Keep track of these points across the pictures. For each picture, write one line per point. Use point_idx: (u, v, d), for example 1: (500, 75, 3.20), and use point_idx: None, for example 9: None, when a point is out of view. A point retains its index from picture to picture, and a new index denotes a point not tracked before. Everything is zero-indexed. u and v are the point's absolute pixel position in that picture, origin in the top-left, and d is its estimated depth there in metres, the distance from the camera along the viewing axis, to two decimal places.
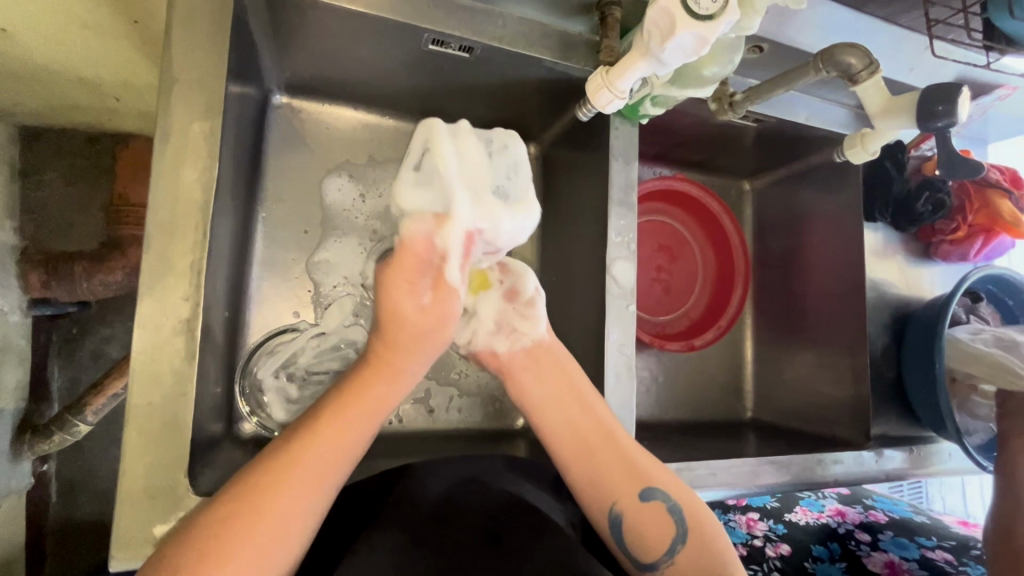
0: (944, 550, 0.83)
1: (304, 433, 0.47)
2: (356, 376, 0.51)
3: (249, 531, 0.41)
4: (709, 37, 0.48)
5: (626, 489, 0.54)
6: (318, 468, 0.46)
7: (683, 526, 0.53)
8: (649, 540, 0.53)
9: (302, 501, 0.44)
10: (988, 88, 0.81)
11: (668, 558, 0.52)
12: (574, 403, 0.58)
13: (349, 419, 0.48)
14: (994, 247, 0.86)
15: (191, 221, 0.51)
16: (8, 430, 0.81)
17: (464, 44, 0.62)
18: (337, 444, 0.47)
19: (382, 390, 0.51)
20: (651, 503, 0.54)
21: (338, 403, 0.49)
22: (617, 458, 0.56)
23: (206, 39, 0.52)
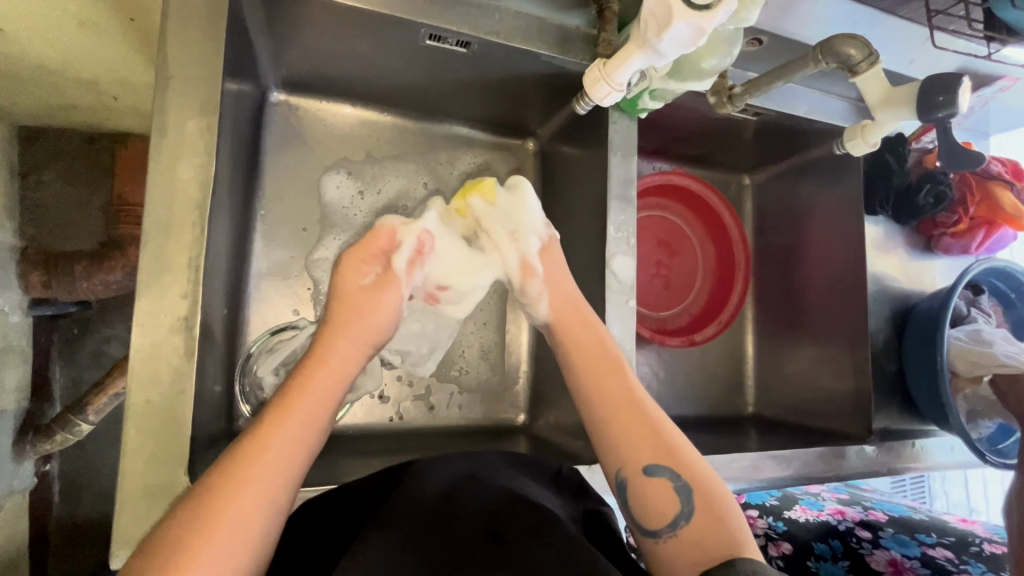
0: (945, 547, 0.82)
1: (273, 413, 0.45)
2: (317, 355, 0.50)
3: (224, 508, 0.40)
4: (705, 28, 0.48)
5: (631, 459, 0.52)
6: (290, 443, 0.44)
7: (689, 506, 0.50)
8: (653, 513, 0.50)
9: (258, 500, 0.42)
10: (990, 80, 0.81)
11: (671, 531, 0.50)
12: (597, 369, 0.56)
13: (313, 394, 0.47)
14: (995, 239, 0.86)
15: (188, 218, 0.51)
16: (9, 431, 0.81)
17: (461, 39, 0.61)
18: (307, 417, 0.46)
19: (340, 367, 0.50)
20: (657, 479, 0.51)
21: (301, 380, 0.48)
22: (634, 427, 0.53)
23: (202, 36, 0.52)
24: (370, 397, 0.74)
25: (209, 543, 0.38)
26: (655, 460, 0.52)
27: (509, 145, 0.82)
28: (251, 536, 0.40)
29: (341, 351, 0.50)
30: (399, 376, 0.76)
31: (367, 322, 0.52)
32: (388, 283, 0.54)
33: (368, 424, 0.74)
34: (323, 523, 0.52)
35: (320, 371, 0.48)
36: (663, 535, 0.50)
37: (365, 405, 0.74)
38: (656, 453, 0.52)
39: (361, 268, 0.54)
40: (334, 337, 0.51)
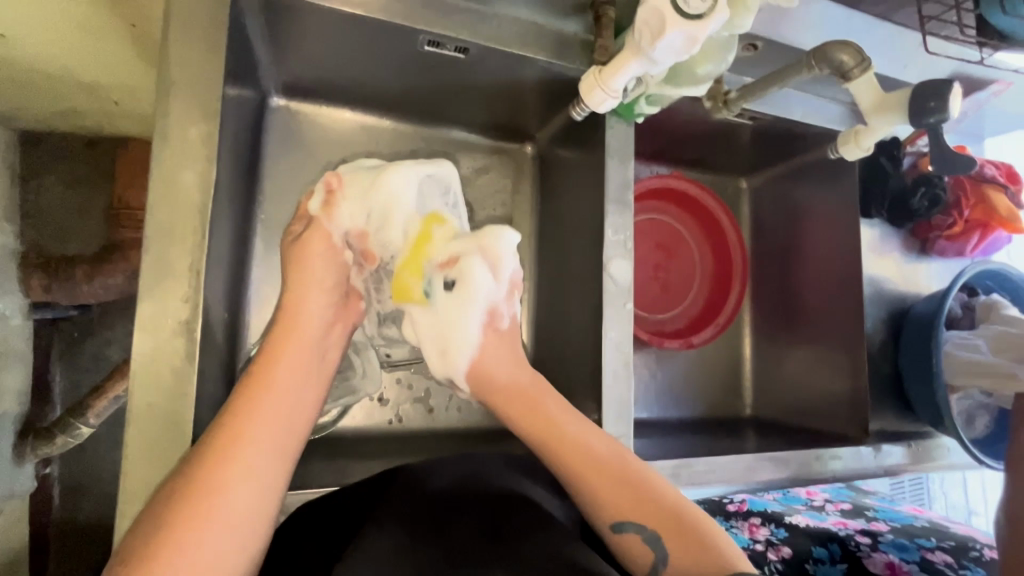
0: (944, 551, 0.83)
1: (243, 398, 0.49)
2: (280, 339, 0.54)
3: (207, 504, 0.42)
4: (699, 36, 0.49)
5: (602, 514, 0.53)
6: (261, 431, 0.47)
7: (662, 555, 0.51)
8: (630, 561, 0.52)
9: (242, 491, 0.44)
10: (984, 84, 0.81)
11: (651, 569, 0.51)
12: (541, 416, 0.57)
13: (280, 386, 0.50)
14: (990, 242, 0.86)
15: (189, 223, 0.51)
16: (10, 434, 0.81)
17: (459, 45, 0.62)
18: (276, 404, 0.49)
19: (302, 351, 0.54)
20: (626, 535, 0.52)
21: (266, 368, 0.51)
22: (609, 486, 0.53)
23: (203, 43, 0.52)
24: (369, 400, 0.74)
25: (193, 534, 0.41)
26: (619, 517, 0.52)
27: (507, 149, 0.83)
28: (235, 526, 0.43)
29: (303, 341, 0.54)
30: (399, 379, 0.76)
31: (312, 285, 0.57)
32: (315, 224, 0.59)
33: (368, 426, 0.74)
34: (325, 522, 0.52)
35: (286, 361, 0.52)
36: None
37: (364, 408, 0.74)
38: (625, 502, 0.52)
39: (293, 228, 0.61)
40: (292, 312, 0.56)
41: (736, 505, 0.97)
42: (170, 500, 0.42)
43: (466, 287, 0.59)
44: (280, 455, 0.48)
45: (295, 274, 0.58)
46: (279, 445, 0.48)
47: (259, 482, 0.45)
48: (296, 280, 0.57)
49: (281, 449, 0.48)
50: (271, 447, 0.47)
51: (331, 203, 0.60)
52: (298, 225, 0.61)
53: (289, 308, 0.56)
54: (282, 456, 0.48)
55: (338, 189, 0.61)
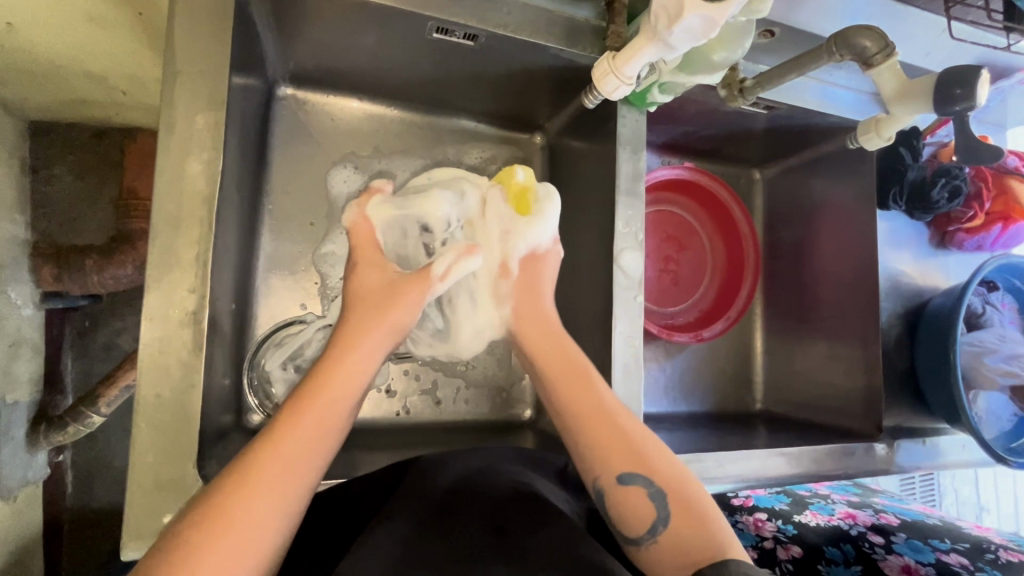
0: (959, 554, 0.80)
1: (280, 429, 0.44)
2: (326, 377, 0.47)
3: (229, 537, 0.38)
4: (718, 20, 0.47)
5: (608, 468, 0.51)
6: (292, 460, 0.43)
7: (666, 511, 0.48)
8: (631, 518, 0.49)
9: (271, 512, 0.40)
10: (1007, 72, 0.79)
11: (652, 537, 0.49)
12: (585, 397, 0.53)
13: (315, 415, 0.45)
14: (1012, 234, 0.84)
15: (196, 214, 0.51)
16: (23, 421, 0.83)
17: (468, 32, 0.61)
18: (312, 435, 0.44)
19: (347, 386, 0.47)
20: (631, 486, 0.50)
21: (299, 402, 0.46)
22: (609, 440, 0.51)
23: (210, 30, 0.52)
24: (378, 391, 0.75)
25: (209, 562, 0.37)
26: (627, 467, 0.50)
27: (517, 139, 0.82)
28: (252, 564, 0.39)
29: (383, 340, 0.51)
30: (406, 370, 0.76)
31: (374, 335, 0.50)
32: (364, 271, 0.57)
33: (376, 417, 0.74)
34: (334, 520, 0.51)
35: (334, 391, 0.47)
36: (643, 539, 0.49)
37: (372, 399, 0.75)
38: (630, 461, 0.50)
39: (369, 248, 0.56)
40: (343, 350, 0.49)
41: (742, 500, 0.97)
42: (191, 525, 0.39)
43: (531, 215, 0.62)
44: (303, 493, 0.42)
45: (363, 305, 0.52)
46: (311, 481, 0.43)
47: (280, 522, 0.40)
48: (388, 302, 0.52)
49: (304, 485, 0.43)
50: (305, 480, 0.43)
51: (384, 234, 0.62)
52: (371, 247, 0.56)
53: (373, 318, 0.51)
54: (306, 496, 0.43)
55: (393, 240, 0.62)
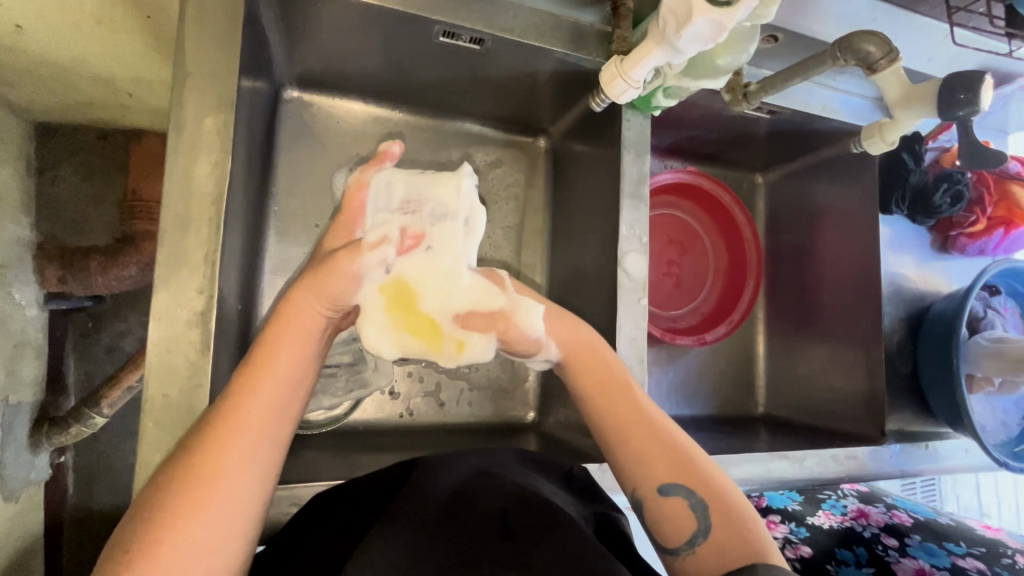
0: (975, 558, 0.80)
1: (237, 389, 0.45)
2: (274, 331, 0.49)
3: (211, 490, 0.41)
4: (727, 24, 0.48)
5: (649, 478, 0.52)
6: (265, 414, 0.45)
7: (706, 523, 0.49)
8: (670, 531, 0.50)
9: (244, 472, 0.42)
10: (1009, 78, 0.80)
11: (689, 547, 0.50)
12: (600, 366, 0.57)
13: (278, 370, 0.47)
14: (1014, 239, 0.84)
15: (204, 215, 0.51)
16: (26, 422, 0.83)
17: (475, 36, 0.61)
18: (284, 381, 0.47)
19: (297, 341, 0.49)
20: (672, 498, 0.51)
21: (266, 353, 0.48)
22: (655, 450, 0.52)
23: (220, 32, 0.52)
24: (381, 393, 0.75)
25: (201, 522, 0.40)
26: (668, 478, 0.51)
27: (521, 142, 0.83)
28: (233, 529, 0.41)
29: (317, 298, 0.51)
30: (410, 372, 0.76)
31: (312, 294, 0.51)
32: (350, 251, 0.53)
33: (379, 419, 0.75)
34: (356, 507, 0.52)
35: (286, 350, 0.48)
36: (680, 549, 0.50)
37: (375, 401, 0.75)
38: (672, 473, 0.52)
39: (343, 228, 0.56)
40: (284, 311, 0.50)
41: (753, 502, 0.96)
42: (172, 484, 0.41)
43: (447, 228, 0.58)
44: (278, 442, 0.45)
45: (312, 276, 0.52)
46: (279, 442, 0.45)
47: (250, 480, 0.42)
48: (324, 272, 0.52)
49: (279, 434, 0.45)
50: (273, 436, 0.45)
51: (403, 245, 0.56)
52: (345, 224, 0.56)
53: (320, 282, 0.51)
54: (273, 447, 0.45)
55: (407, 245, 0.56)
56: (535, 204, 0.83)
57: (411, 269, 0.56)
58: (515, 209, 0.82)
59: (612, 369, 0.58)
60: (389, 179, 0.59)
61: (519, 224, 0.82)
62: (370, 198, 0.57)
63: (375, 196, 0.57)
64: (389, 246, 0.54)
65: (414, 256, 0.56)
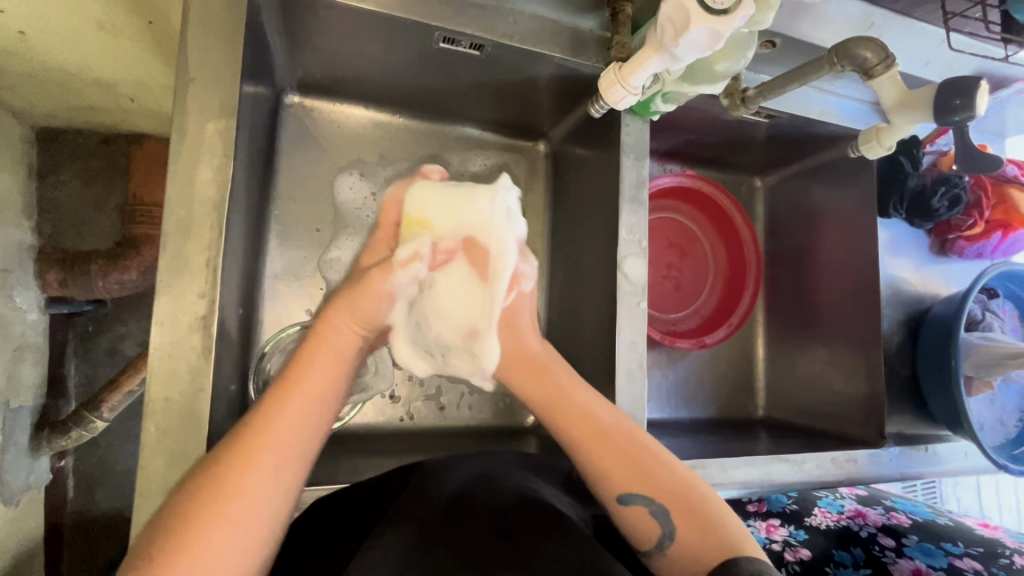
0: (972, 558, 0.80)
1: (268, 404, 0.46)
2: (309, 349, 0.50)
3: (235, 504, 0.41)
4: (723, 32, 0.48)
5: (608, 487, 0.52)
6: (294, 430, 0.45)
7: (670, 527, 0.50)
8: (638, 536, 0.51)
9: (270, 485, 0.43)
10: (1005, 82, 0.80)
11: (659, 552, 0.50)
12: (550, 385, 0.55)
13: (308, 390, 0.47)
14: (1012, 242, 0.85)
15: (207, 220, 0.51)
16: (26, 427, 0.83)
17: (475, 42, 0.62)
18: (312, 399, 0.47)
19: (331, 359, 0.50)
20: (633, 507, 0.51)
21: (297, 372, 0.48)
22: (613, 460, 0.52)
23: (222, 39, 0.53)
24: (382, 397, 0.75)
25: (223, 534, 0.40)
26: (627, 487, 0.51)
27: (521, 147, 0.83)
28: (254, 542, 0.41)
29: (348, 317, 0.52)
30: (410, 376, 0.76)
31: (344, 311, 0.53)
32: (380, 270, 0.54)
33: (380, 423, 0.75)
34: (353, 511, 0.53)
35: (319, 366, 0.49)
36: (652, 552, 0.51)
37: (376, 405, 0.75)
38: (631, 480, 0.51)
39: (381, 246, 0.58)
40: (319, 330, 0.51)
41: (755, 505, 0.96)
42: (196, 496, 0.41)
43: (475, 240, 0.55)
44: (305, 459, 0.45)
45: (346, 293, 0.54)
46: (306, 458, 0.46)
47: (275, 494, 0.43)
48: (358, 291, 0.54)
49: (306, 451, 0.46)
50: (302, 453, 0.45)
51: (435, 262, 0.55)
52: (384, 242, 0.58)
53: (354, 300, 0.53)
54: (301, 462, 0.45)
55: (439, 262, 0.55)
56: (535, 208, 0.83)
57: (442, 285, 0.55)
58: None
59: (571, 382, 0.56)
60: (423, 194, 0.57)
61: None
62: (405, 210, 0.57)
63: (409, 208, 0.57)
64: (420, 263, 0.55)
65: (446, 273, 0.55)
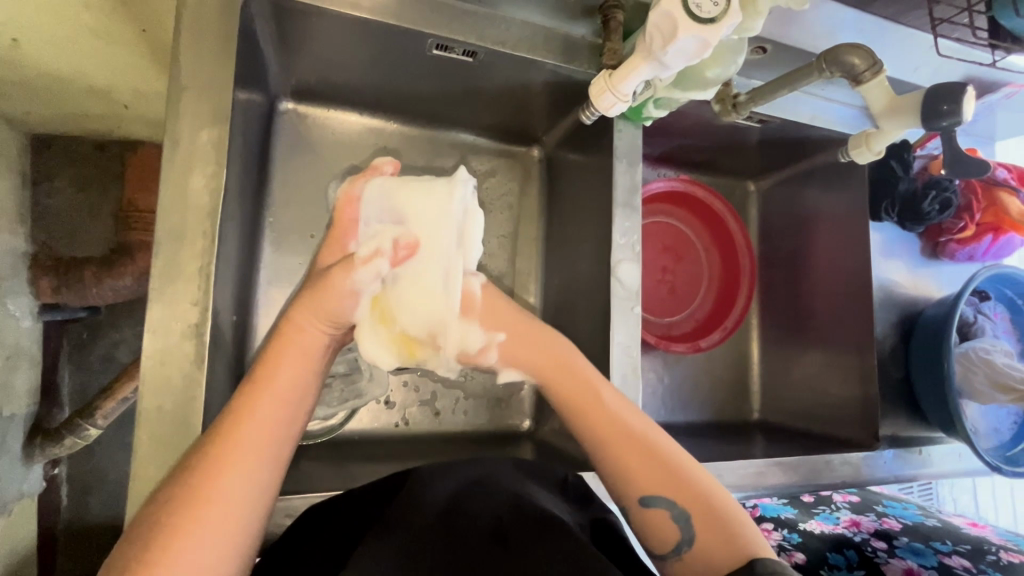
0: (961, 556, 0.81)
1: (238, 407, 0.45)
2: (276, 353, 0.49)
3: (207, 510, 0.41)
4: (711, 41, 0.49)
5: (631, 489, 0.52)
6: (265, 434, 0.45)
7: (690, 533, 0.50)
8: (656, 537, 0.51)
9: (241, 490, 0.42)
10: (994, 87, 0.81)
11: (677, 552, 0.50)
12: (573, 377, 0.56)
13: (276, 394, 0.47)
14: (1002, 245, 0.86)
15: (199, 227, 0.51)
16: (20, 435, 0.82)
17: (467, 49, 0.62)
18: (282, 403, 0.47)
19: (298, 361, 0.49)
20: (654, 509, 0.51)
21: (265, 376, 0.48)
22: (634, 461, 0.52)
23: (214, 46, 0.53)
24: (377, 403, 0.75)
25: (196, 542, 0.39)
26: (648, 490, 0.51)
27: (514, 152, 0.83)
28: (231, 546, 0.41)
29: (317, 319, 0.51)
30: (405, 382, 0.76)
31: (311, 313, 0.51)
32: (342, 268, 0.52)
33: (374, 429, 0.75)
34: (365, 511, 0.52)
35: (287, 368, 0.48)
36: (669, 555, 0.51)
37: (371, 411, 0.75)
38: (654, 483, 0.51)
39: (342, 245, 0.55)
40: (286, 333, 0.50)
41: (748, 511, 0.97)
42: (170, 503, 0.41)
43: (437, 232, 0.52)
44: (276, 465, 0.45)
45: (312, 293, 0.52)
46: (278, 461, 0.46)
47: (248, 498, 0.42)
48: (319, 291, 0.51)
49: (277, 456, 0.45)
50: (273, 455, 0.45)
51: (396, 257, 0.51)
52: (343, 241, 0.55)
53: (316, 299, 0.51)
54: (272, 465, 0.45)
55: (401, 259, 0.52)
56: (529, 213, 0.83)
57: (409, 280, 0.51)
58: (509, 218, 0.82)
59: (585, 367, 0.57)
60: (383, 192, 0.54)
61: (514, 233, 0.83)
62: (364, 209, 0.55)
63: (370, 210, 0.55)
64: (381, 259, 0.51)
65: (408, 268, 0.52)
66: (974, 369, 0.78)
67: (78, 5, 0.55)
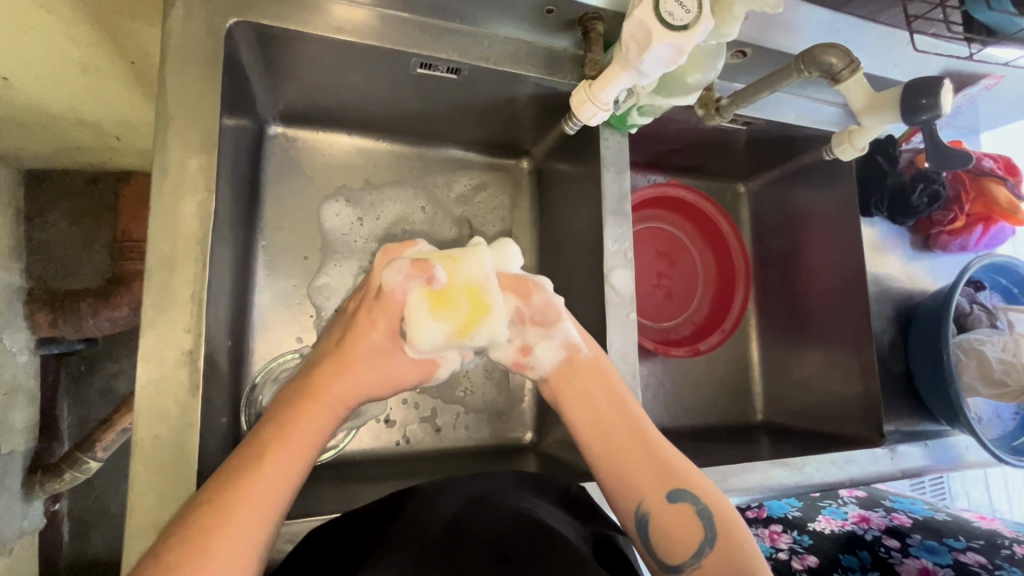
0: (976, 552, 0.79)
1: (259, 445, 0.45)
2: (298, 399, 0.48)
3: (221, 543, 0.40)
4: (685, 47, 0.50)
5: (653, 492, 0.52)
6: (280, 473, 0.44)
7: (711, 532, 0.50)
8: (675, 543, 0.50)
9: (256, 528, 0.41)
10: (973, 79, 0.82)
11: (695, 561, 0.50)
12: (599, 384, 0.57)
13: (296, 437, 0.46)
14: (994, 234, 0.86)
15: (190, 253, 0.51)
16: (19, 472, 0.82)
17: (451, 66, 0.63)
18: (306, 435, 0.46)
19: (323, 412, 0.48)
20: (679, 505, 0.51)
21: (290, 419, 0.46)
22: (652, 463, 0.53)
23: (200, 75, 0.53)
24: (377, 422, 0.75)
25: None
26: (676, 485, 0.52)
27: (504, 164, 0.84)
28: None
29: (342, 378, 0.49)
30: (404, 399, 0.76)
31: (343, 378, 0.49)
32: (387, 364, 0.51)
33: (375, 449, 0.74)
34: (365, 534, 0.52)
35: (310, 411, 0.47)
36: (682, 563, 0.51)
37: (371, 430, 0.74)
38: (669, 482, 0.52)
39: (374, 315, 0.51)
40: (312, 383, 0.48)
41: (755, 511, 0.96)
42: (176, 538, 0.40)
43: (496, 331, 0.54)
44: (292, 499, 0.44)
45: (338, 354, 0.50)
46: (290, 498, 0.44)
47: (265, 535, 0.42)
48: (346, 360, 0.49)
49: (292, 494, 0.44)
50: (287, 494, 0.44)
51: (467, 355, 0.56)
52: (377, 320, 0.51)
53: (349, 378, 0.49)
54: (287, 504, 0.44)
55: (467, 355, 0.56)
56: (522, 224, 0.84)
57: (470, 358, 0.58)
58: (502, 230, 0.83)
59: (609, 375, 0.58)
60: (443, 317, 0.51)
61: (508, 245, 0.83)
62: (427, 337, 0.50)
63: (428, 336, 0.50)
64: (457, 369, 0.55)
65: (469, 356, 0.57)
66: (969, 361, 0.79)
67: (66, 41, 0.56)
